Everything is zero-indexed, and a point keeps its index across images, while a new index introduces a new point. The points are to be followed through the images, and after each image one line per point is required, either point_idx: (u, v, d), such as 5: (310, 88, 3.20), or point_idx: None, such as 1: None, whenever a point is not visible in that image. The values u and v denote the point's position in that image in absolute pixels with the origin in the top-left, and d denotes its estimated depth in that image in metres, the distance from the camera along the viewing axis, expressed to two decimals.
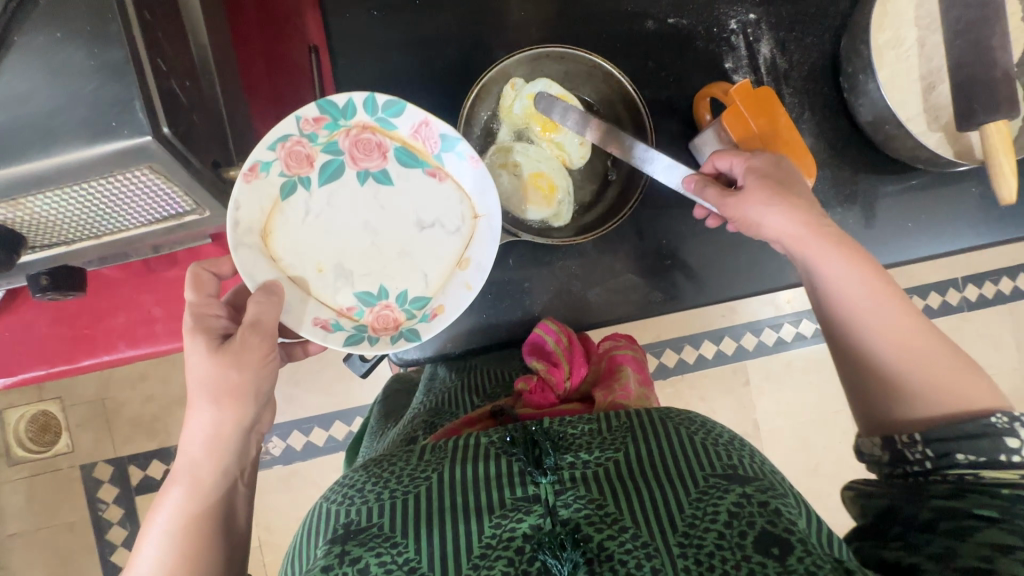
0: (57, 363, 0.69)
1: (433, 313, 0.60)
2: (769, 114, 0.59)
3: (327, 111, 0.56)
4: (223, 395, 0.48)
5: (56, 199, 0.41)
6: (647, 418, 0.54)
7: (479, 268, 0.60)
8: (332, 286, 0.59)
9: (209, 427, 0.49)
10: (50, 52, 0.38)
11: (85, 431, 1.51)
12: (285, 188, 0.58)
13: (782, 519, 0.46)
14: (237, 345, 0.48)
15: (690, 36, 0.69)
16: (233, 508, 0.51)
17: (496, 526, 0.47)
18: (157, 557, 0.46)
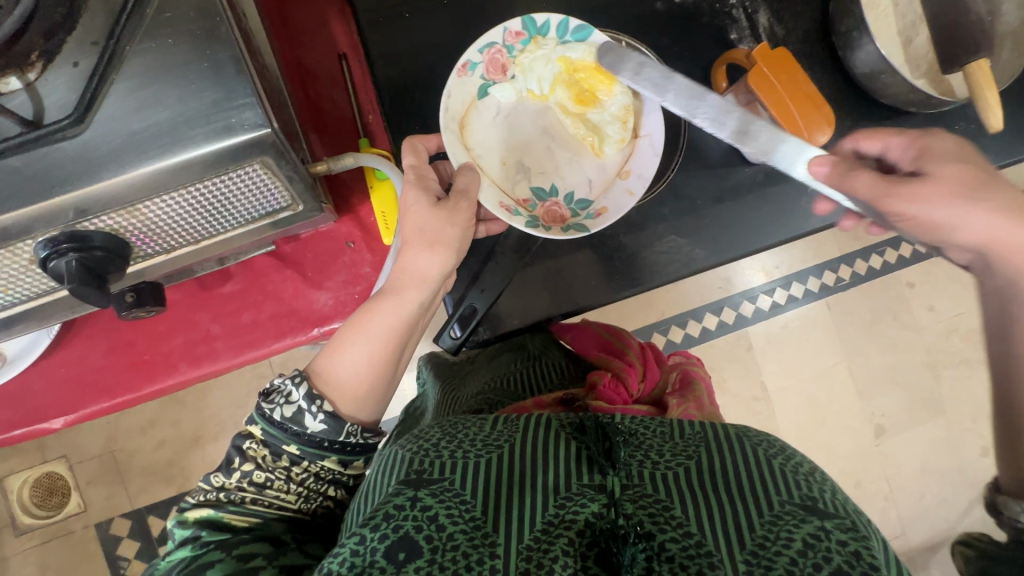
0: (121, 393, 0.68)
1: (596, 212, 0.68)
2: (787, 72, 0.64)
3: (527, 28, 0.67)
4: (434, 242, 0.59)
5: (168, 204, 0.43)
6: (723, 432, 0.50)
7: (642, 178, 0.68)
8: (512, 179, 0.69)
9: (425, 268, 0.59)
10: (165, 56, 0.39)
11: (96, 486, 1.44)
12: (482, 91, 0.68)
13: (863, 562, 0.40)
14: (452, 205, 0.60)
15: (696, 12, 0.75)
16: (405, 351, 0.62)
17: (560, 505, 0.46)
18: (359, 361, 0.57)
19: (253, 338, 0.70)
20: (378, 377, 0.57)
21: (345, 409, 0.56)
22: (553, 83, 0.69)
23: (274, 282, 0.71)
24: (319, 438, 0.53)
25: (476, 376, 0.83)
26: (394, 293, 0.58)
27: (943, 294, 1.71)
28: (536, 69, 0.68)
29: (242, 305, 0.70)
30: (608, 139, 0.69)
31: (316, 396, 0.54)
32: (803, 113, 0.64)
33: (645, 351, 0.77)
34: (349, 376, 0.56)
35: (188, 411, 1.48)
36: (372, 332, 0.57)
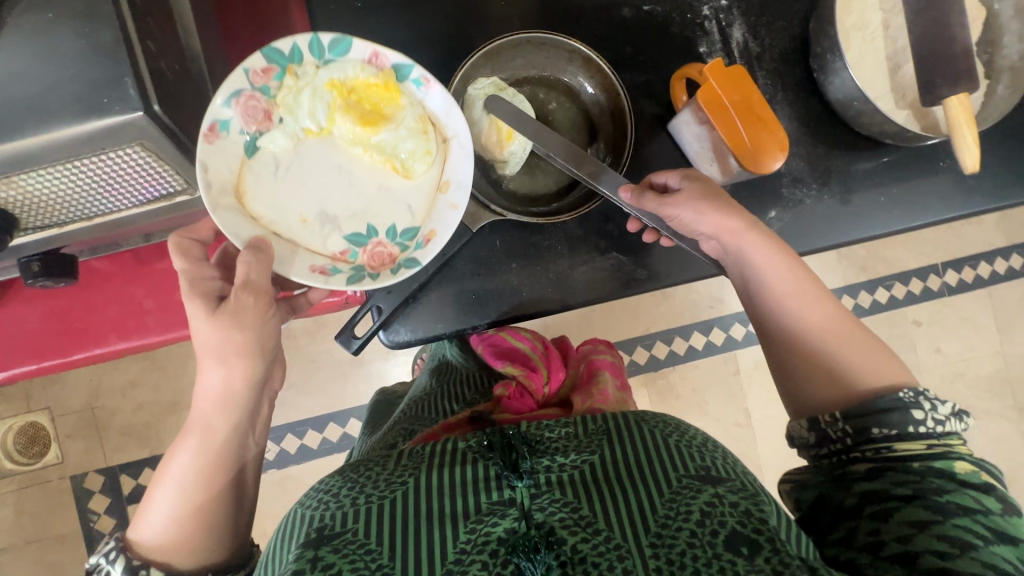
0: (50, 357, 0.69)
1: (425, 239, 0.63)
2: (742, 92, 0.61)
3: (273, 61, 0.58)
4: (227, 354, 0.54)
5: (47, 177, 0.43)
6: (623, 421, 0.53)
7: (458, 185, 0.62)
8: (320, 235, 0.62)
9: (221, 381, 0.55)
10: (44, 32, 0.39)
11: (74, 439, 1.48)
12: (250, 146, 0.60)
13: (750, 518, 0.46)
14: (234, 305, 0.53)
15: (665, 21, 0.72)
16: (240, 471, 0.60)
17: (471, 531, 0.46)
18: (170, 511, 0.55)
19: (184, 316, 0.71)
20: (198, 525, 0.55)
21: (184, 563, 0.55)
22: (330, 113, 0.62)
23: None
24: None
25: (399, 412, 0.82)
26: (201, 428, 0.56)
27: (949, 337, 1.63)
28: (304, 101, 0.60)
29: (175, 282, 0.71)
30: (416, 158, 0.63)
31: (137, 569, 0.53)
32: (753, 136, 0.61)
33: (549, 351, 0.76)
34: (167, 532, 0.55)
35: (168, 377, 1.51)
36: (180, 478, 0.55)
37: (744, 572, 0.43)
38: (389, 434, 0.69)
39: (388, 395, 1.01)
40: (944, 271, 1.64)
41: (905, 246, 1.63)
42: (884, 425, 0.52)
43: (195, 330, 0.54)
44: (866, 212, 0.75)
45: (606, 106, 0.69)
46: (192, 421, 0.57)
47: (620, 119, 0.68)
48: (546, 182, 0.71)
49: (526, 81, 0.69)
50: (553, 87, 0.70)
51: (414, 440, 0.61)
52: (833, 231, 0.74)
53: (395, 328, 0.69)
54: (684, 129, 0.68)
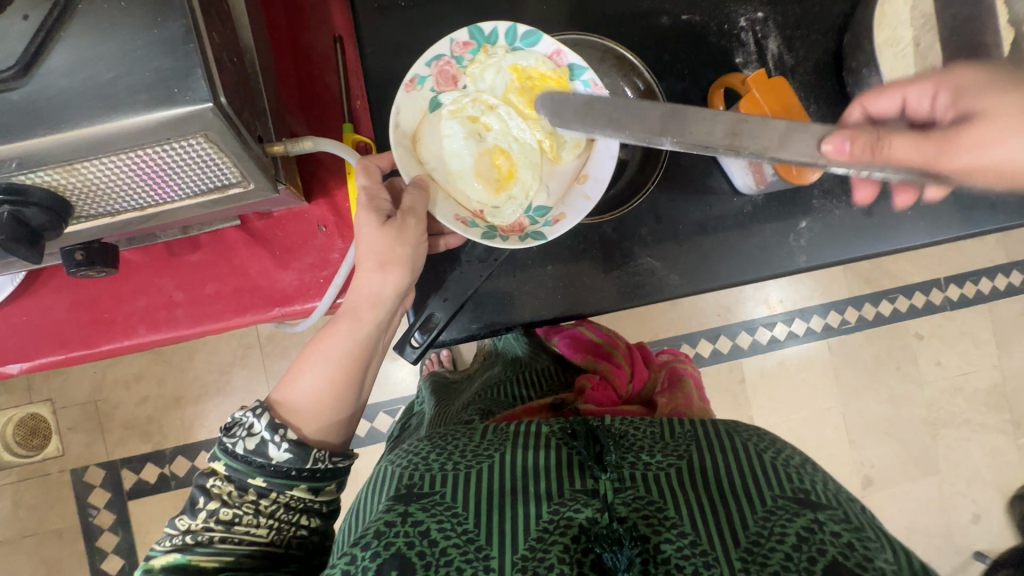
0: (75, 346, 0.68)
1: (555, 219, 0.62)
2: (782, 104, 0.61)
3: (474, 37, 0.61)
4: (385, 262, 0.58)
5: (107, 166, 0.42)
6: (711, 430, 0.55)
7: (598, 179, 0.62)
8: (467, 188, 0.62)
9: (376, 288, 0.59)
10: (115, 22, 0.39)
11: (75, 432, 1.46)
12: (434, 103, 0.62)
13: (854, 553, 0.44)
14: (399, 223, 0.57)
15: (702, 31, 0.73)
16: (369, 371, 0.63)
17: (555, 511, 0.48)
18: (310, 386, 0.59)
19: (214, 310, 0.70)
20: (337, 402, 0.59)
21: (309, 434, 0.59)
22: (506, 89, 0.63)
23: (241, 256, 0.70)
24: (286, 468, 0.56)
25: (471, 391, 0.82)
26: (349, 313, 0.59)
27: (951, 350, 1.66)
28: (489, 77, 0.62)
29: (206, 275, 0.70)
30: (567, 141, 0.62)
31: (278, 426, 0.56)
32: None
33: (632, 351, 0.82)
34: (304, 399, 0.59)
35: (172, 371, 1.49)
36: (325, 356, 0.59)
37: None
38: (467, 410, 0.70)
39: (439, 378, 1.01)
40: (947, 284, 1.67)
41: (910, 259, 1.66)
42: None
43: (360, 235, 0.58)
44: (893, 225, 0.76)
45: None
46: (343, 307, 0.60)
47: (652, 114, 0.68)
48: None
49: None
50: None
51: (497, 419, 0.64)
52: (859, 242, 0.75)
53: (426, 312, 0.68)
54: None
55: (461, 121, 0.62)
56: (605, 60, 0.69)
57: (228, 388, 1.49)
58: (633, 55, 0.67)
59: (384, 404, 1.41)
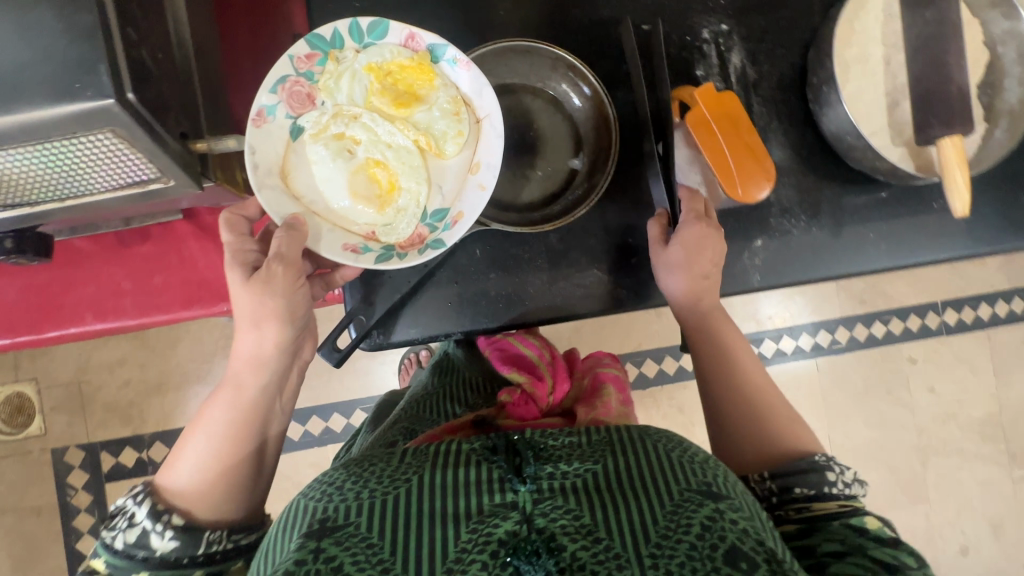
0: (22, 332, 0.69)
1: (454, 220, 0.65)
2: (731, 119, 0.61)
3: (316, 48, 0.62)
4: (257, 320, 0.60)
5: (17, 156, 0.43)
6: (625, 434, 0.54)
7: (489, 165, 0.64)
8: (351, 213, 0.64)
9: (253, 347, 0.62)
10: (22, 14, 0.39)
11: (58, 412, 1.49)
12: (294, 131, 0.63)
13: (750, 539, 0.46)
14: (265, 275, 0.58)
15: (663, 42, 0.71)
16: (263, 437, 0.66)
17: (472, 531, 0.46)
18: (192, 469, 0.60)
19: (161, 302, 0.71)
20: (223, 480, 0.61)
21: (201, 517, 0.59)
22: (366, 95, 0.64)
23: (189, 249, 0.71)
24: (173, 556, 0.57)
25: (398, 411, 0.84)
26: (233, 385, 0.63)
27: (944, 376, 1.62)
28: (344, 85, 0.64)
29: (155, 267, 0.71)
30: (448, 135, 0.65)
31: (160, 514, 0.57)
32: (740, 165, 0.60)
33: (556, 361, 0.82)
34: (188, 485, 0.60)
35: (155, 358, 1.51)
36: (209, 430, 0.62)
37: None
38: (389, 432, 0.72)
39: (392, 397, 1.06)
40: (943, 309, 1.62)
41: (906, 281, 1.62)
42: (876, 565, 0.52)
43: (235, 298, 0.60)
44: (857, 247, 0.74)
45: (587, 116, 0.69)
46: (225, 380, 0.64)
47: (602, 123, 0.68)
48: (528, 190, 0.70)
49: (509, 88, 0.69)
50: (538, 94, 0.70)
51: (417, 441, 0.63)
52: (818, 263, 0.73)
53: (360, 315, 0.68)
54: (674, 151, 0.67)
55: (325, 143, 0.63)
56: (557, 68, 0.68)
57: (207, 377, 1.51)
58: (583, 63, 0.67)
59: (360, 402, 1.43)
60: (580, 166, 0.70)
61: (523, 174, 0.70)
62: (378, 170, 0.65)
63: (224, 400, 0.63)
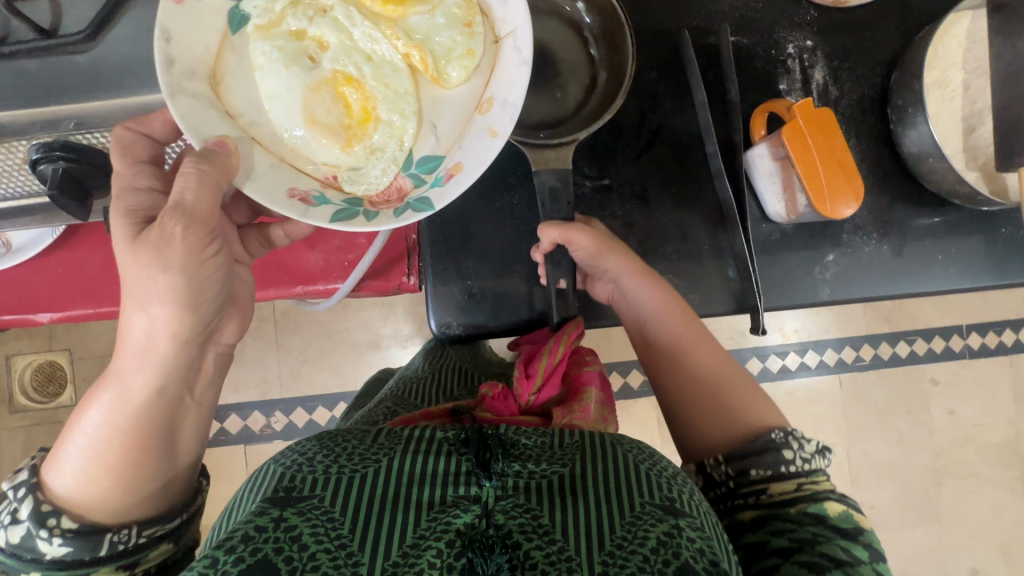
0: (104, 302, 0.70)
1: (449, 171, 0.60)
2: (826, 134, 0.61)
3: None
4: (143, 300, 0.51)
5: None
6: (599, 440, 0.54)
7: (502, 103, 0.60)
8: (308, 147, 0.59)
9: (144, 327, 0.52)
10: None
11: (89, 384, 1.50)
12: (237, 19, 0.57)
13: (705, 556, 0.46)
14: (160, 237, 0.50)
15: (750, 54, 0.72)
16: (174, 431, 0.57)
17: (432, 519, 0.47)
18: (76, 470, 0.52)
19: None
20: (114, 482, 0.52)
21: (95, 519, 0.52)
22: None
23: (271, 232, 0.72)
24: (67, 560, 0.51)
25: (382, 394, 0.84)
26: (117, 382, 0.53)
27: (965, 400, 1.63)
28: None
29: None
30: (453, 59, 0.61)
31: (45, 520, 0.50)
32: (831, 182, 0.61)
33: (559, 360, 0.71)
34: (74, 488, 0.52)
35: None
36: (86, 433, 0.52)
37: None
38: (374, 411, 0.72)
39: (376, 380, 1.06)
40: (968, 333, 1.63)
41: (934, 303, 1.63)
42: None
43: (122, 267, 0.51)
44: (926, 269, 0.75)
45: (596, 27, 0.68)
46: (110, 370, 0.54)
47: (613, 34, 0.67)
48: (547, 108, 0.69)
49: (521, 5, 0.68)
50: (546, 6, 0.69)
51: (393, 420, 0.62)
52: (885, 282, 0.75)
53: (444, 319, 0.71)
54: (759, 163, 0.68)
55: (275, 44, 0.58)
56: None
57: None
58: None
59: None
60: (598, 79, 0.69)
61: (547, 95, 0.69)
62: (348, 90, 0.61)
63: (110, 393, 0.53)
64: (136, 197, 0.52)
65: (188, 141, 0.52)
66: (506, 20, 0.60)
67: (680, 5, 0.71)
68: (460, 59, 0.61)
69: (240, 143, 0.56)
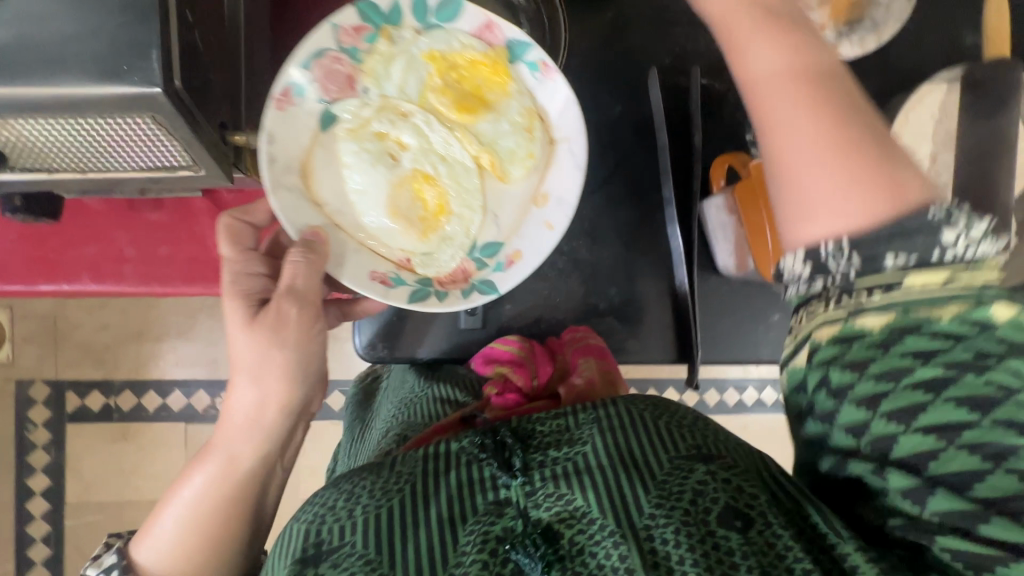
0: (12, 281, 0.66)
1: (509, 259, 0.62)
2: (783, 198, 0.58)
3: (369, 18, 0.56)
4: (258, 374, 0.54)
5: (42, 128, 0.41)
6: (614, 406, 0.52)
7: (559, 202, 0.62)
8: (387, 233, 0.61)
9: (250, 401, 0.55)
10: None
11: (23, 345, 1.42)
12: (325, 119, 0.58)
13: (743, 494, 0.45)
14: (274, 319, 0.53)
15: (720, 99, 0.70)
16: (265, 496, 0.60)
17: (470, 533, 0.44)
18: (168, 537, 0.56)
19: (164, 274, 0.68)
20: (209, 556, 0.57)
21: None
22: (423, 90, 0.62)
23: (202, 226, 0.69)
24: None
25: (382, 415, 0.74)
26: (228, 459, 0.56)
27: None
28: (393, 72, 0.60)
29: (164, 237, 0.68)
30: (516, 160, 0.63)
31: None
32: (774, 249, 0.58)
33: (532, 344, 0.70)
34: (160, 557, 0.56)
35: (132, 305, 1.46)
36: (176, 511, 0.56)
37: (739, 546, 0.43)
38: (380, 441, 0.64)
39: (365, 387, 0.90)
40: None
41: None
42: (894, 247, 0.37)
43: (233, 347, 0.54)
44: None
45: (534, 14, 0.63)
46: (212, 444, 0.57)
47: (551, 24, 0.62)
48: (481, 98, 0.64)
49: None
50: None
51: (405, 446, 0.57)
52: None
53: (371, 340, 0.70)
54: (712, 216, 0.66)
55: (359, 141, 0.60)
56: None
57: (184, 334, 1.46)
58: None
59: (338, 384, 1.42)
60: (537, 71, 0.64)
61: None
62: (426, 188, 0.63)
63: (208, 469, 0.56)
64: (248, 282, 0.56)
65: (285, 231, 0.55)
66: (561, 131, 0.62)
67: (653, 39, 0.68)
68: (497, 154, 0.63)
69: (327, 230, 0.59)
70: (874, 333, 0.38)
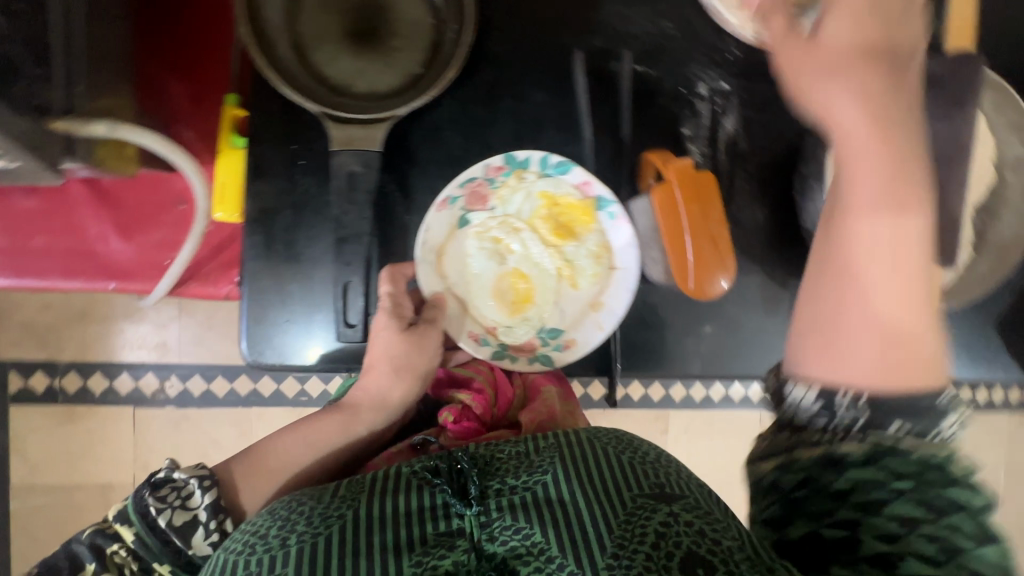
0: None
1: (566, 345, 0.61)
2: (702, 202, 0.55)
3: (508, 161, 0.60)
4: (400, 369, 0.57)
5: None
6: (574, 437, 0.47)
7: (612, 314, 0.60)
8: (513, 329, 0.61)
9: (384, 389, 0.58)
10: None
11: None
12: (463, 222, 0.61)
13: (705, 538, 0.40)
14: (422, 334, 0.57)
15: (654, 89, 0.63)
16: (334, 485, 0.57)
17: (416, 565, 0.39)
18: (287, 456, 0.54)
19: (38, 267, 0.62)
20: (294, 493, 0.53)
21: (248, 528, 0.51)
22: (534, 214, 0.62)
23: (81, 215, 0.63)
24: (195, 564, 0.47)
25: None
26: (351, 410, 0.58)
27: None
28: (519, 199, 0.62)
29: (37, 227, 0.62)
30: (584, 269, 0.61)
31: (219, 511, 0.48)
32: (698, 257, 0.55)
33: (494, 366, 0.63)
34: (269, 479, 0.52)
35: None
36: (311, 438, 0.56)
37: None
38: None
39: None
40: None
41: None
42: (903, 414, 0.39)
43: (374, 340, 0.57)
44: None
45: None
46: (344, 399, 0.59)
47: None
48: (384, 80, 0.58)
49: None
50: None
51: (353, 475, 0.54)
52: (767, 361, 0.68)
53: (259, 347, 0.59)
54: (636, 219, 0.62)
55: (484, 241, 0.62)
56: None
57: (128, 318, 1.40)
58: None
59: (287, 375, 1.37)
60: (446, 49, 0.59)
61: (385, 66, 0.58)
62: (523, 281, 0.62)
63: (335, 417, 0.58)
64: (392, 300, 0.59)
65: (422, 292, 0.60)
66: (593, 238, 0.61)
67: (581, 20, 0.62)
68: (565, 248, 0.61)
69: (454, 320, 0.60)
70: (859, 454, 0.39)
